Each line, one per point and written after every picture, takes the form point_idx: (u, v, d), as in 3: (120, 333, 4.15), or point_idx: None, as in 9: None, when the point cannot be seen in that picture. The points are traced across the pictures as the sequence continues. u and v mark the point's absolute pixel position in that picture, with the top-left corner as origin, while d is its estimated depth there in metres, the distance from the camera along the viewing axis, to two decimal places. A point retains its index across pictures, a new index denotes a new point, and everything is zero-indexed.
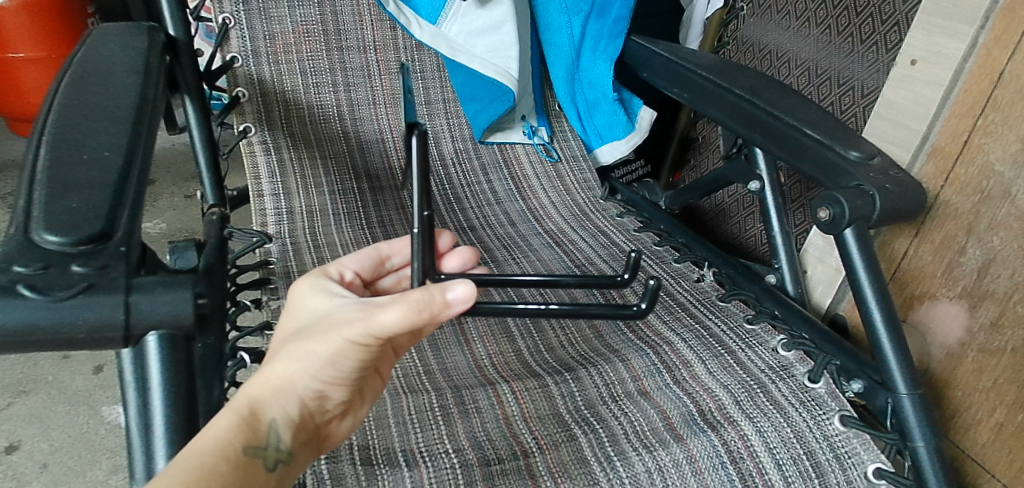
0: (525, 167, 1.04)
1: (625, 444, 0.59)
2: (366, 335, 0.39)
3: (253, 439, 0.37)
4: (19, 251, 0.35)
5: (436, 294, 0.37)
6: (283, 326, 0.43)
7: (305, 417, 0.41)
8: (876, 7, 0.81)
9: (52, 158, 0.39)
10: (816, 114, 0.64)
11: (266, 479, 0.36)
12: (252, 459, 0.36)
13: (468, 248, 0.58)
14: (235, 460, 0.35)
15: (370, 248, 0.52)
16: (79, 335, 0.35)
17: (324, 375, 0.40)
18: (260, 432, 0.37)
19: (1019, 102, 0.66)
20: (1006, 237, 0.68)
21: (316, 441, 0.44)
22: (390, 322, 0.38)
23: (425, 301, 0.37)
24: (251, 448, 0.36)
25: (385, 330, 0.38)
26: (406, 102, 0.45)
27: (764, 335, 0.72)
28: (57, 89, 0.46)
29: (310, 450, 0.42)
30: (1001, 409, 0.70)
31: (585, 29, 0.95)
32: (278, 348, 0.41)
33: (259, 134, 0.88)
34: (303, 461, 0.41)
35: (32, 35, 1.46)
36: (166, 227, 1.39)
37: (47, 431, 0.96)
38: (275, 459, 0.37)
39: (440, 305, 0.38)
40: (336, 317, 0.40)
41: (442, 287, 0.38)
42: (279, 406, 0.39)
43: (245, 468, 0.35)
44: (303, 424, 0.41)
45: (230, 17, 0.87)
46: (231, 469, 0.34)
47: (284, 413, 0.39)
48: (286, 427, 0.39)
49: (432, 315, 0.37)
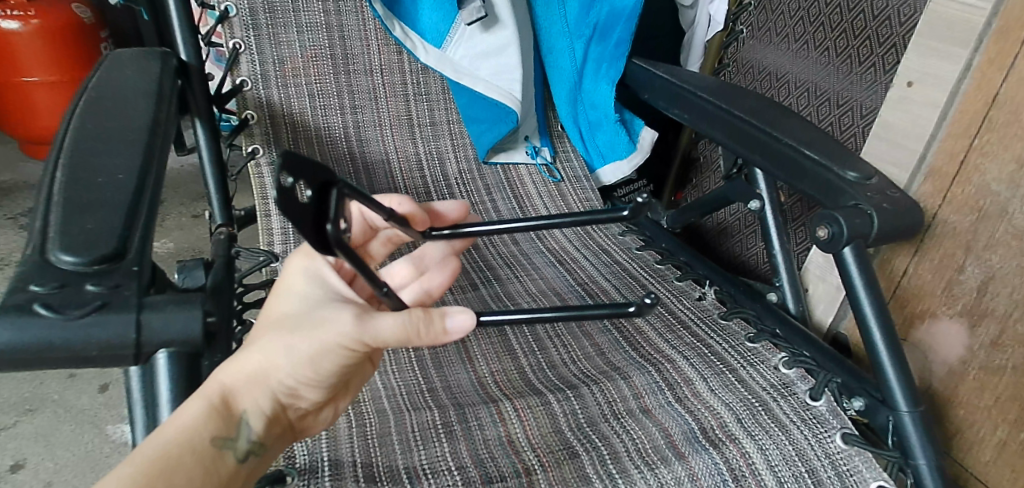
0: (528, 187, 1.06)
1: (628, 461, 0.59)
2: (356, 341, 0.41)
3: (222, 430, 0.38)
4: (37, 271, 0.36)
5: (436, 320, 0.40)
6: (272, 312, 0.44)
7: (278, 411, 0.43)
8: (873, 30, 0.82)
9: (69, 181, 0.41)
10: (815, 135, 0.65)
11: (232, 470, 0.38)
12: (220, 450, 0.38)
13: (452, 203, 0.59)
14: (202, 449, 0.37)
15: (357, 213, 0.56)
16: (92, 353, 0.35)
17: (302, 374, 0.41)
18: (231, 423, 0.39)
19: (1014, 124, 0.67)
20: (1005, 255, 0.68)
21: (290, 432, 0.46)
22: (385, 333, 0.40)
23: (426, 322, 0.40)
24: (220, 438, 0.38)
25: (376, 339, 0.40)
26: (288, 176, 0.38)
27: (765, 353, 0.72)
28: (73, 114, 0.48)
29: (282, 441, 0.44)
30: (1003, 427, 0.70)
31: (587, 52, 0.98)
32: (259, 336, 0.42)
33: (267, 155, 0.91)
34: (275, 451, 0.43)
35: (46, 60, 1.49)
36: (174, 247, 1.41)
37: (53, 450, 0.97)
38: (245, 451, 0.39)
39: (438, 331, 0.41)
40: (322, 316, 0.42)
41: (442, 314, 0.41)
42: (253, 398, 0.41)
43: (212, 457, 0.37)
44: (276, 418, 0.43)
45: (240, 43, 0.89)
46: (197, 461, 0.36)
47: (258, 406, 0.41)
48: (257, 419, 0.40)
49: (427, 336, 0.40)
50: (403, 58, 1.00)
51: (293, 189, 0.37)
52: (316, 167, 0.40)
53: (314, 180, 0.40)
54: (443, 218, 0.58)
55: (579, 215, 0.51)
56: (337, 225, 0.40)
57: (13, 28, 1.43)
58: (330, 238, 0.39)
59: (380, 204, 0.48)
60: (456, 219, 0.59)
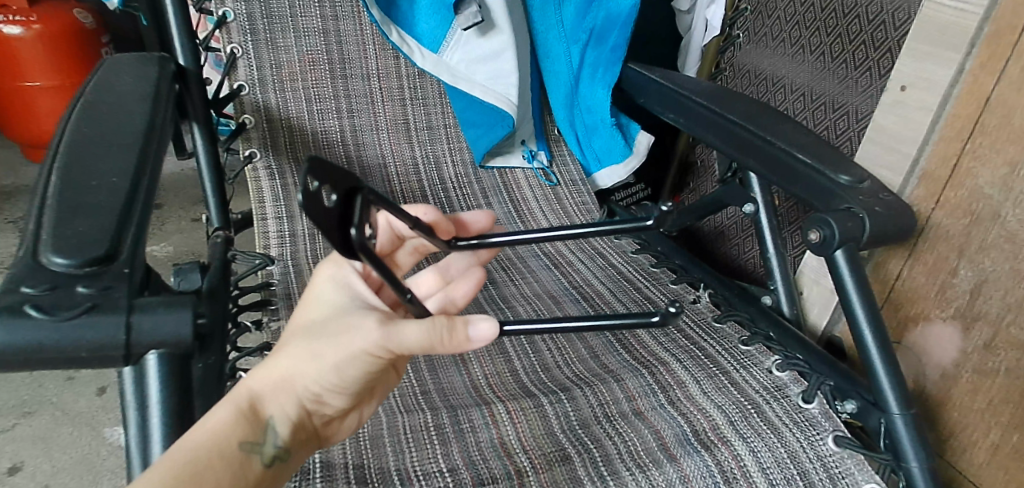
0: (524, 191, 1.06)
1: (619, 463, 0.59)
2: (379, 349, 0.40)
3: (250, 435, 0.40)
4: (29, 272, 0.37)
5: (459, 327, 0.39)
6: (303, 317, 0.45)
7: (304, 417, 0.44)
8: (868, 34, 0.82)
9: (63, 184, 0.41)
10: (807, 139, 0.65)
11: (260, 474, 0.40)
12: (247, 455, 0.39)
13: (483, 211, 0.60)
14: (230, 455, 0.38)
15: (384, 221, 0.56)
16: (82, 354, 0.35)
17: (327, 380, 0.42)
18: (258, 428, 0.41)
19: (1006, 128, 0.67)
20: (997, 259, 0.68)
21: (318, 438, 0.46)
22: (409, 340, 0.39)
23: (449, 330, 0.39)
24: (246, 444, 0.39)
25: (400, 347, 0.40)
26: (310, 179, 0.37)
27: (758, 356, 0.72)
28: (70, 118, 0.48)
29: (308, 446, 0.45)
30: (997, 430, 0.70)
31: (583, 57, 0.98)
32: (287, 342, 0.43)
33: (264, 160, 0.91)
34: (300, 456, 0.44)
35: (47, 64, 1.50)
36: (173, 250, 1.42)
37: (50, 452, 0.97)
38: (272, 456, 0.41)
39: (462, 339, 0.39)
40: (348, 323, 0.41)
41: (466, 321, 0.40)
42: (280, 404, 0.42)
43: (240, 462, 0.39)
44: (303, 424, 0.43)
45: (238, 48, 0.90)
46: (223, 466, 0.38)
47: (285, 412, 0.42)
48: (284, 425, 0.42)
49: (452, 343, 0.39)
50: (400, 63, 1.00)
51: (318, 193, 0.37)
52: (339, 173, 0.40)
53: (337, 186, 0.40)
54: (470, 227, 0.59)
55: (605, 226, 0.51)
56: (362, 228, 0.41)
57: (15, 34, 1.44)
58: (353, 243, 0.40)
59: (406, 212, 0.48)
60: (482, 228, 0.60)
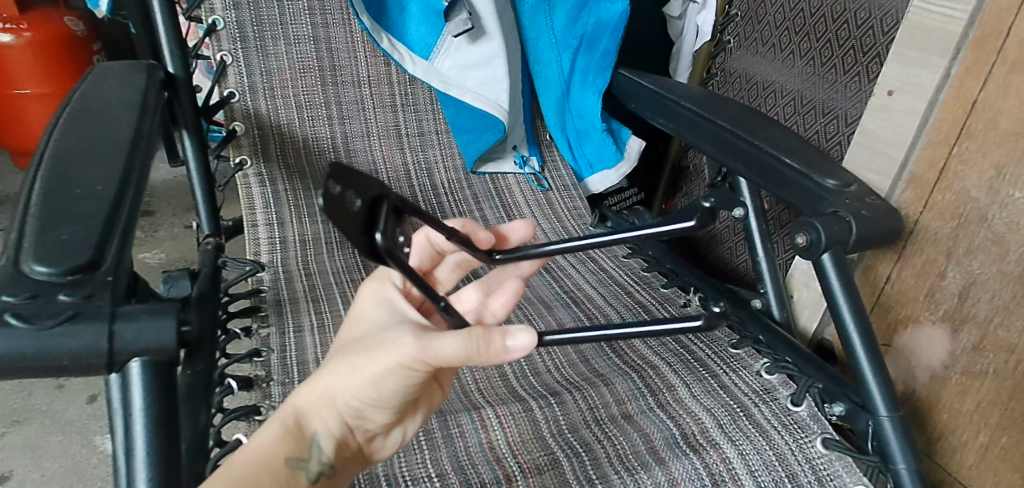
0: (516, 196, 1.07)
1: (608, 467, 0.60)
2: (417, 362, 0.41)
3: (296, 451, 0.42)
4: (9, 280, 0.36)
5: (496, 338, 0.39)
6: (346, 333, 0.46)
7: (348, 433, 0.45)
8: (857, 39, 0.83)
9: (47, 193, 0.41)
10: (792, 143, 0.66)
11: None
12: (294, 471, 0.41)
13: (523, 222, 0.60)
14: (277, 470, 0.40)
15: (422, 239, 0.56)
16: (64, 362, 0.35)
17: (366, 395, 0.42)
18: (304, 444, 0.42)
19: (993, 131, 0.67)
20: (984, 261, 0.69)
21: (362, 454, 0.48)
22: (445, 352, 0.39)
23: (486, 341, 0.39)
24: (293, 459, 0.41)
25: (436, 359, 0.40)
26: (336, 184, 0.37)
27: (748, 358, 0.74)
28: (55, 128, 0.48)
29: (353, 462, 0.46)
30: (986, 431, 0.70)
31: (574, 62, 0.99)
32: (328, 360, 0.44)
33: (255, 167, 0.91)
34: (347, 471, 0.46)
35: (37, 72, 1.50)
36: (165, 257, 1.42)
37: (39, 461, 0.97)
38: (318, 472, 0.42)
39: (499, 349, 0.39)
40: (386, 337, 0.42)
41: (503, 332, 0.40)
42: (323, 420, 0.43)
43: (287, 477, 0.41)
44: (346, 440, 0.45)
45: (228, 55, 0.90)
46: (271, 480, 0.40)
47: (328, 427, 0.43)
48: (328, 441, 0.43)
49: (488, 354, 0.39)
50: (391, 70, 1.01)
51: (340, 196, 0.37)
52: (363, 180, 0.40)
53: (363, 191, 0.40)
54: (510, 239, 0.59)
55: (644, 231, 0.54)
56: (388, 234, 0.41)
57: (6, 42, 1.45)
58: (381, 249, 0.40)
59: (437, 221, 0.49)
60: (522, 239, 0.60)
